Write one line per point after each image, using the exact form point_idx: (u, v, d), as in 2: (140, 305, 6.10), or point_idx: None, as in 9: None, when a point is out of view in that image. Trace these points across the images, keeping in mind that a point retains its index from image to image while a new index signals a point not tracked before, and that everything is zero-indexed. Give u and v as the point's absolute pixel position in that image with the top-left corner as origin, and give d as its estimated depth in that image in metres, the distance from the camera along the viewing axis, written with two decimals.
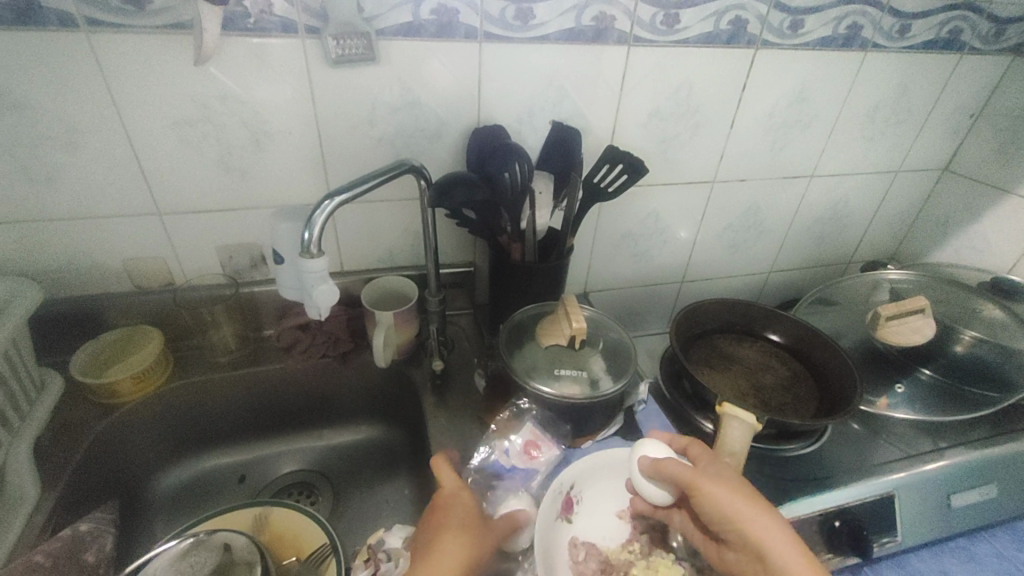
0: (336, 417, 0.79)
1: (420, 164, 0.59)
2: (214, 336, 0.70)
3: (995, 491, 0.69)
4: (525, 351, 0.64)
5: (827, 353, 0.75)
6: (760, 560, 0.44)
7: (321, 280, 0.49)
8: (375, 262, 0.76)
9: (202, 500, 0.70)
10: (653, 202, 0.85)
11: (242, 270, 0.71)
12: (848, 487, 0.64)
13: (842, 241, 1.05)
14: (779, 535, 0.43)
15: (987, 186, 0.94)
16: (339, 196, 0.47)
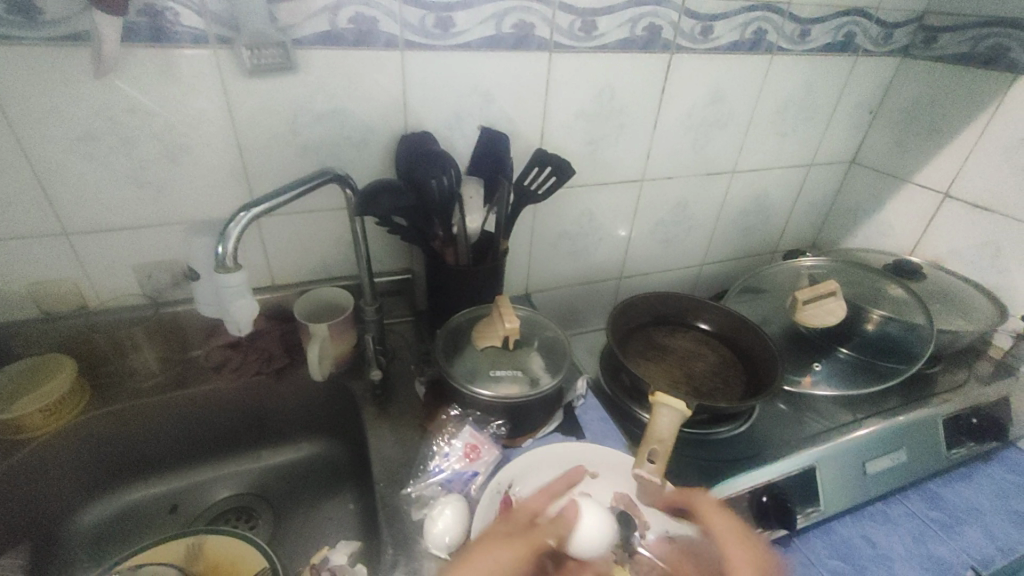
0: (275, 435, 0.76)
1: (344, 174, 0.58)
2: (135, 360, 0.68)
3: (906, 456, 0.75)
4: (463, 355, 0.64)
5: (752, 338, 0.80)
6: None
7: (240, 295, 0.47)
8: (309, 273, 0.74)
9: (129, 534, 0.67)
10: (587, 202, 0.87)
11: (163, 289, 0.68)
12: (774, 463, 0.67)
13: (766, 232, 1.12)
14: None
15: (888, 176, 1.03)
16: (256, 208, 0.46)
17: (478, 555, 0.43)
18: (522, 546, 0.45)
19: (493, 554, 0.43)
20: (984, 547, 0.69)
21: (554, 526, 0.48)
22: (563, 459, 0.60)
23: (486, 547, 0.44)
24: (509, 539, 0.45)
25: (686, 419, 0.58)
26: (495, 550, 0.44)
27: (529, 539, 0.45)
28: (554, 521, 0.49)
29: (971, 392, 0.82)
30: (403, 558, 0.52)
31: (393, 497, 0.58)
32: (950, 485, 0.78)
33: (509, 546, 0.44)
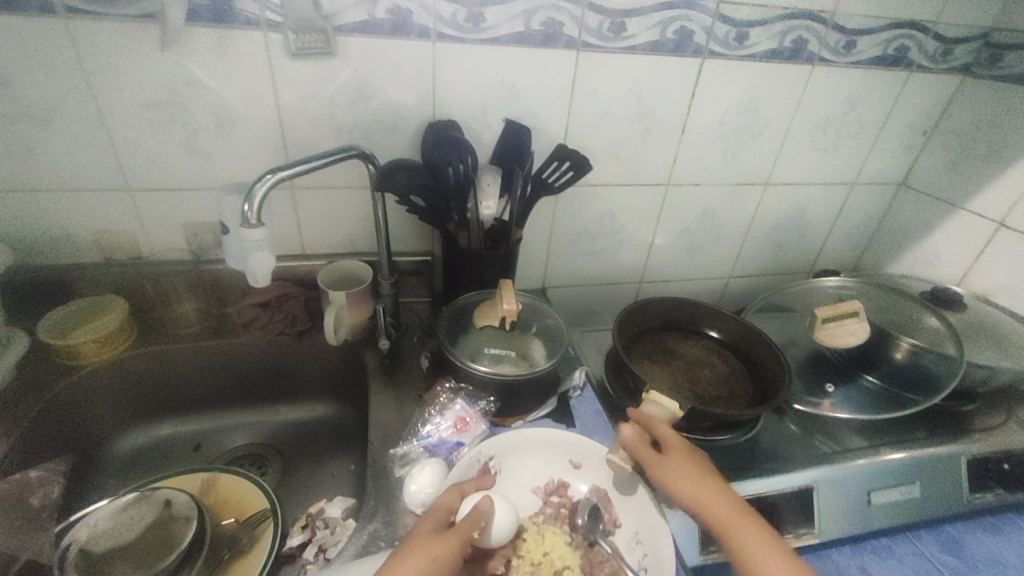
0: (292, 393, 0.82)
1: (368, 151, 0.64)
2: (177, 309, 0.76)
3: (919, 491, 0.70)
4: (465, 334, 0.67)
5: (763, 350, 0.78)
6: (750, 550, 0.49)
7: (257, 248, 0.54)
8: (336, 247, 0.80)
9: (157, 463, 0.74)
10: (608, 202, 0.88)
11: (206, 247, 0.75)
12: (766, 479, 0.65)
13: (801, 251, 1.08)
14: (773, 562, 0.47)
15: (939, 201, 0.97)
16: (281, 171, 0.52)
17: (407, 562, 0.42)
18: (447, 546, 0.44)
19: (422, 554, 0.42)
20: None
21: (475, 520, 0.48)
22: (548, 443, 0.61)
23: (413, 551, 0.43)
24: (437, 539, 0.45)
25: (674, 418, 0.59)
26: (423, 552, 0.43)
27: (449, 542, 0.45)
28: (473, 515, 0.48)
29: (1008, 435, 0.75)
30: (382, 510, 0.56)
31: (383, 457, 0.62)
32: (971, 532, 0.73)
33: (439, 548, 0.44)
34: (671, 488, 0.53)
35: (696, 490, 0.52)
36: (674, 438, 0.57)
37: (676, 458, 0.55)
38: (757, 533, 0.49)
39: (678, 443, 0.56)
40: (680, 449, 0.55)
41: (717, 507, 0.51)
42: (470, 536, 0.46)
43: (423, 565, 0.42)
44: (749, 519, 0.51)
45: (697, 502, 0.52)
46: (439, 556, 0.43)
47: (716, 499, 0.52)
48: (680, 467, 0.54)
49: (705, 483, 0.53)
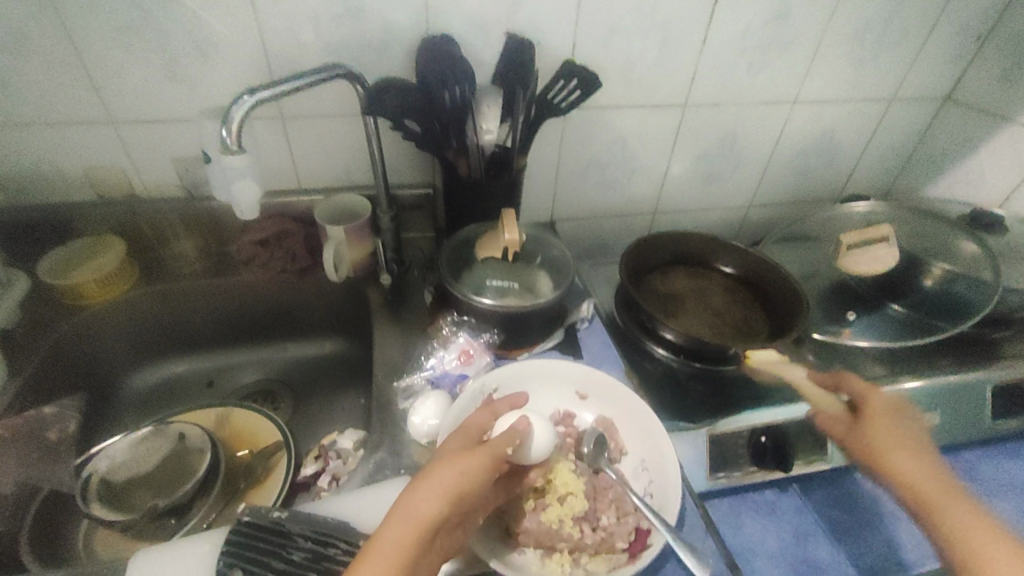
0: (299, 330, 0.82)
1: (354, 71, 0.59)
2: (176, 248, 0.74)
3: (940, 419, 0.66)
4: (467, 267, 0.65)
5: (778, 281, 0.75)
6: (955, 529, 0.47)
7: (238, 177, 0.52)
8: (332, 181, 0.76)
9: (171, 399, 0.76)
10: (621, 126, 0.82)
11: (199, 184, 0.72)
12: (781, 407, 0.62)
13: (829, 177, 1.00)
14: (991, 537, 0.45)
15: (988, 116, 0.88)
16: (260, 93, 0.49)
17: (434, 476, 0.42)
18: (476, 463, 0.43)
19: (449, 472, 0.42)
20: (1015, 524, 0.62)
21: (509, 438, 0.47)
22: (554, 373, 0.60)
23: (442, 466, 0.43)
24: (466, 455, 0.44)
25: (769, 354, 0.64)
26: (450, 470, 0.42)
27: (479, 454, 0.44)
28: (506, 433, 0.47)
29: None
30: (386, 440, 0.56)
31: (388, 390, 0.61)
32: (993, 460, 0.70)
33: (468, 464, 0.43)
34: (870, 452, 0.55)
35: (900, 455, 0.53)
36: (880, 405, 0.58)
37: (883, 424, 0.57)
38: (970, 510, 0.48)
39: (884, 411, 0.58)
40: (881, 418, 0.57)
41: (919, 477, 0.51)
42: (503, 454, 0.46)
43: (450, 482, 0.42)
44: (958, 496, 0.49)
45: (893, 462, 0.54)
46: (466, 473, 0.42)
47: (915, 467, 0.52)
48: (884, 431, 0.56)
49: (915, 457, 0.53)
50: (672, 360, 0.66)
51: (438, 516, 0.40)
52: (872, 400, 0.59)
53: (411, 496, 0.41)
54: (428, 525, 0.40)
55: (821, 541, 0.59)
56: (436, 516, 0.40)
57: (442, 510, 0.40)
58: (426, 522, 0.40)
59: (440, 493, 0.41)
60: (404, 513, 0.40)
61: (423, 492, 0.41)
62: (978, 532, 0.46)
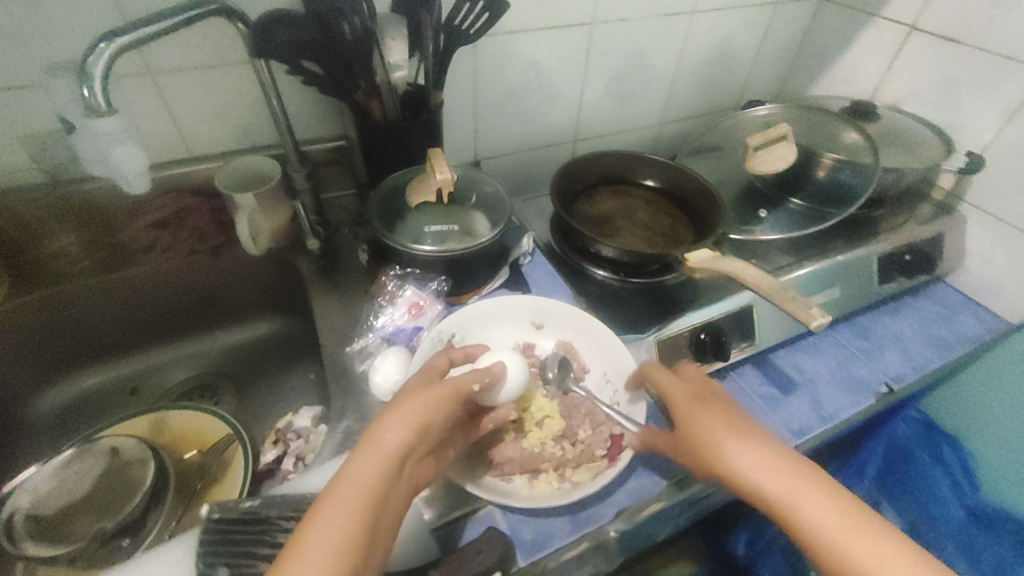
0: (225, 316, 0.76)
1: (232, 4, 0.51)
2: (53, 245, 0.64)
3: (838, 293, 0.76)
4: (400, 217, 0.62)
5: (697, 189, 0.78)
6: (807, 537, 0.38)
7: (116, 142, 0.45)
8: (227, 143, 0.68)
9: (93, 414, 0.69)
10: (532, 51, 0.79)
11: (63, 165, 0.61)
12: (713, 303, 0.67)
13: (728, 85, 1.05)
14: (870, 545, 0.36)
15: (857, 15, 0.94)
16: (119, 40, 0.41)
17: (399, 409, 0.41)
18: (441, 395, 0.43)
19: (415, 405, 0.41)
20: (901, 369, 0.73)
21: (476, 374, 0.47)
22: (506, 309, 0.61)
23: (406, 399, 0.42)
24: (430, 388, 0.43)
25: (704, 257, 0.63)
26: (416, 402, 0.42)
27: (441, 388, 0.44)
28: (473, 371, 0.47)
29: (910, 230, 0.82)
30: (351, 406, 0.54)
31: (341, 356, 0.59)
32: (878, 319, 0.81)
33: (433, 395, 0.43)
34: (698, 454, 0.44)
35: (723, 439, 0.43)
36: (685, 395, 0.47)
37: (695, 417, 0.45)
38: (836, 505, 0.38)
39: (691, 398, 0.47)
40: (691, 407, 0.46)
41: (816, 515, 0.38)
42: (468, 388, 0.46)
43: (415, 414, 0.41)
44: (816, 484, 0.39)
45: (711, 456, 0.43)
46: (431, 404, 0.42)
47: (746, 453, 0.42)
48: (707, 423, 0.44)
49: (750, 443, 0.42)
50: (613, 279, 0.69)
51: (404, 449, 0.39)
52: (675, 390, 0.48)
53: (376, 431, 0.40)
54: (396, 455, 0.39)
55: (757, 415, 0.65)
56: (403, 446, 0.39)
57: (409, 440, 0.40)
58: (393, 455, 0.39)
59: (405, 424, 0.40)
60: (370, 448, 0.39)
61: (387, 425, 0.40)
62: (838, 530, 0.37)
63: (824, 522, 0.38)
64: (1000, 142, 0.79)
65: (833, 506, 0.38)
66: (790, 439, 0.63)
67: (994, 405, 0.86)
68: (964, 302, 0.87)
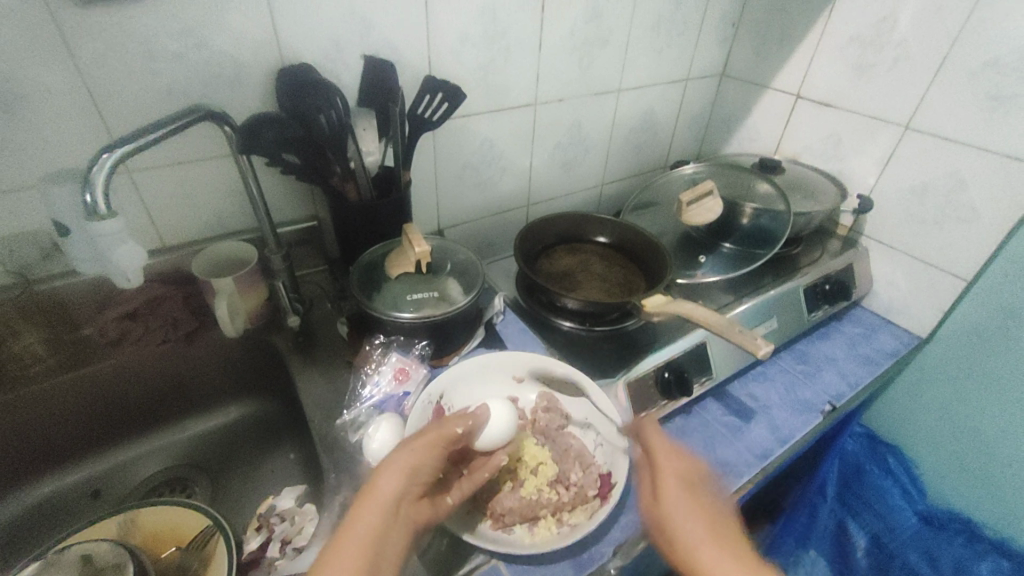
0: (197, 403, 0.76)
1: (218, 109, 0.55)
2: (15, 346, 0.62)
3: (776, 323, 0.86)
4: (381, 288, 0.65)
5: (643, 242, 0.87)
6: None
7: (115, 242, 0.48)
8: (201, 230, 0.69)
9: (54, 522, 0.66)
10: (484, 130, 0.88)
11: (32, 264, 0.61)
12: (671, 344, 0.74)
13: (655, 149, 1.19)
14: None
15: (752, 85, 1.11)
16: (119, 149, 0.45)
17: (390, 459, 0.45)
18: (428, 441, 0.47)
19: (404, 453, 0.46)
20: (839, 387, 0.82)
21: (460, 417, 0.51)
22: (492, 366, 0.65)
23: (396, 449, 0.46)
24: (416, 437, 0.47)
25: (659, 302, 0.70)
26: (405, 450, 0.46)
27: (426, 436, 0.48)
28: (456, 416, 0.51)
29: (826, 263, 0.94)
30: (346, 479, 0.55)
31: (329, 429, 0.60)
32: (813, 344, 0.91)
33: (418, 442, 0.47)
34: (664, 523, 0.47)
35: (691, 529, 0.46)
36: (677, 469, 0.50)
37: (673, 494, 0.48)
38: None
39: (680, 476, 0.49)
40: (677, 487, 0.49)
41: None
42: (454, 432, 0.49)
43: (405, 461, 0.45)
44: None
45: (676, 534, 0.46)
46: (418, 450, 0.46)
47: (714, 551, 0.44)
48: (683, 505, 0.47)
49: (716, 537, 0.45)
50: (580, 329, 0.74)
51: (399, 493, 0.43)
52: (669, 459, 0.51)
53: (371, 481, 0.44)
54: (391, 501, 0.43)
55: (724, 443, 0.71)
56: (396, 493, 0.43)
57: (401, 486, 0.44)
58: (388, 500, 0.43)
59: (396, 470, 0.44)
60: (366, 498, 0.43)
61: (380, 474, 0.44)
62: None
63: None
64: (883, 185, 0.95)
65: None
66: (755, 462, 0.68)
67: (925, 412, 0.98)
68: (880, 322, 0.99)
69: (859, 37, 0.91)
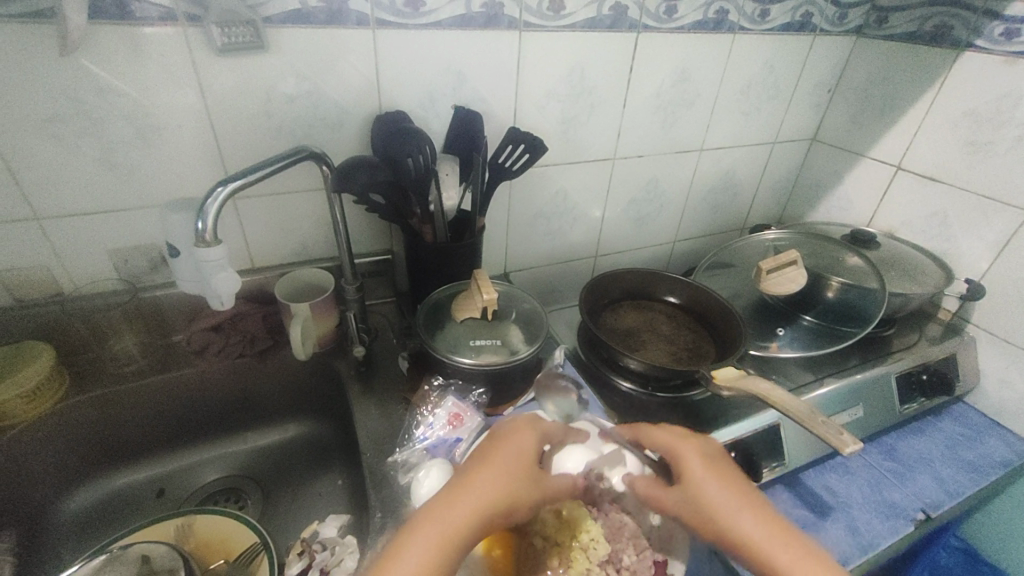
0: (261, 418, 0.80)
1: (320, 151, 0.60)
2: (116, 346, 0.69)
3: (862, 412, 0.78)
4: (445, 329, 0.66)
5: (718, 309, 0.82)
6: (709, 512, 0.49)
7: (218, 268, 0.52)
8: (289, 256, 0.74)
9: (117, 517, 0.69)
10: (560, 181, 0.89)
11: (141, 274, 0.69)
12: (738, 422, 0.68)
13: (734, 209, 1.15)
14: (758, 527, 0.47)
15: (846, 152, 1.05)
16: (232, 183, 0.49)
17: (502, 477, 0.48)
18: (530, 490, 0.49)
19: (519, 483, 0.49)
20: (936, 494, 0.72)
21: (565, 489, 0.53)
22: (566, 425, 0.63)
23: (512, 471, 0.49)
24: (522, 474, 0.49)
25: (735, 379, 0.65)
26: (518, 480, 0.49)
27: (536, 478, 0.50)
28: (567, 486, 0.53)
29: (924, 350, 0.85)
30: (391, 520, 0.54)
31: (379, 466, 0.60)
32: (905, 440, 0.81)
33: (527, 480, 0.49)
34: (661, 444, 0.56)
35: (724, 508, 0.48)
36: (702, 467, 0.52)
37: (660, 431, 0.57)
38: (760, 518, 0.47)
39: (708, 472, 0.52)
40: (704, 482, 0.51)
41: (712, 496, 0.49)
42: (554, 493, 0.52)
43: (513, 488, 0.48)
44: (739, 492, 0.50)
45: (711, 517, 0.48)
46: (522, 493, 0.48)
47: (748, 523, 0.47)
48: (713, 490, 0.50)
49: (702, 454, 0.53)
50: (641, 392, 0.71)
51: (495, 510, 0.46)
52: (691, 457, 0.53)
53: (469, 494, 0.46)
54: (486, 512, 0.45)
55: None
56: (494, 508, 0.46)
57: (500, 506, 0.46)
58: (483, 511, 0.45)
59: (498, 490, 0.47)
60: (468, 496, 0.46)
61: (486, 485, 0.47)
62: (733, 513, 0.48)
63: (718, 498, 0.49)
64: (997, 271, 0.85)
65: (743, 508, 0.48)
66: None
67: None
68: (989, 424, 0.87)
69: (974, 113, 0.84)
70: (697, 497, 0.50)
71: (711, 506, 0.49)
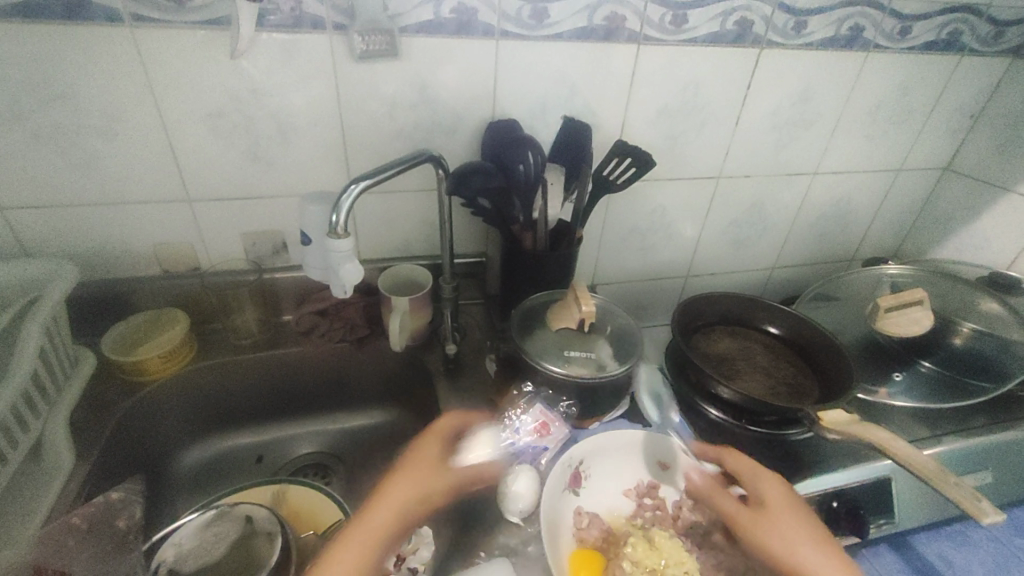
0: (351, 403, 0.84)
1: (437, 154, 0.61)
2: (237, 319, 0.76)
3: (991, 477, 0.70)
4: (537, 336, 0.66)
5: (826, 346, 0.76)
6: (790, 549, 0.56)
7: (345, 259, 0.55)
8: (393, 252, 0.79)
9: (221, 478, 0.76)
10: (660, 198, 0.87)
11: (264, 256, 0.75)
12: (842, 471, 0.63)
13: (844, 240, 1.06)
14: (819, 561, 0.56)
15: (987, 186, 0.94)
16: (363, 181, 0.52)
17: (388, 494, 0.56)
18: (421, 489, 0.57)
19: (406, 486, 0.57)
20: None
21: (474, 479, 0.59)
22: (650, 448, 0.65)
23: (399, 481, 0.57)
24: (411, 486, 0.57)
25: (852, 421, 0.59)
26: (403, 486, 0.57)
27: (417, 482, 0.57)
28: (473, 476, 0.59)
29: None
30: None
31: None
32: None
33: (404, 488, 0.57)
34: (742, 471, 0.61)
35: (798, 545, 0.56)
36: (780, 497, 0.58)
37: (744, 461, 0.62)
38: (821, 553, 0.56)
39: (784, 501, 0.58)
40: (782, 507, 0.58)
41: (791, 532, 0.56)
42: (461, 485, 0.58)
43: (396, 496, 0.56)
44: (809, 529, 0.57)
45: (787, 554, 0.55)
46: (406, 494, 0.56)
47: (812, 554, 0.56)
48: (791, 528, 0.56)
49: (785, 490, 0.59)
50: (732, 423, 0.66)
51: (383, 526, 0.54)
52: (772, 488, 0.59)
53: (366, 517, 0.54)
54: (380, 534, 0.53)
55: None
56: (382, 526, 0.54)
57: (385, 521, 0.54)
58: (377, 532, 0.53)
59: (386, 512, 0.55)
60: (361, 526, 0.53)
61: (375, 511, 0.55)
62: (797, 544, 0.56)
63: (795, 532, 0.56)
64: None
65: (814, 545, 0.56)
66: None
67: None
68: None
69: None
70: (783, 531, 0.56)
71: (790, 538, 0.56)
